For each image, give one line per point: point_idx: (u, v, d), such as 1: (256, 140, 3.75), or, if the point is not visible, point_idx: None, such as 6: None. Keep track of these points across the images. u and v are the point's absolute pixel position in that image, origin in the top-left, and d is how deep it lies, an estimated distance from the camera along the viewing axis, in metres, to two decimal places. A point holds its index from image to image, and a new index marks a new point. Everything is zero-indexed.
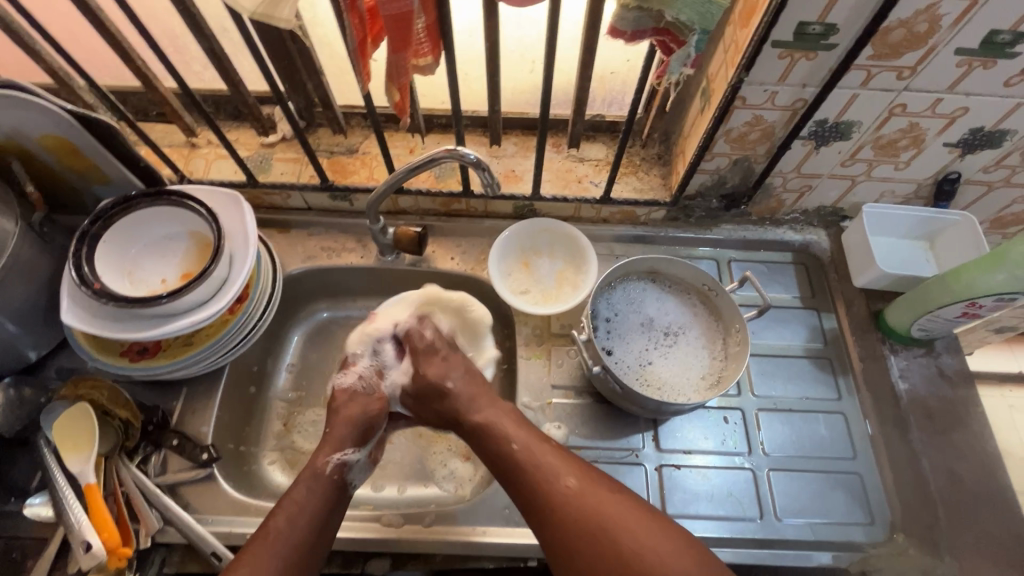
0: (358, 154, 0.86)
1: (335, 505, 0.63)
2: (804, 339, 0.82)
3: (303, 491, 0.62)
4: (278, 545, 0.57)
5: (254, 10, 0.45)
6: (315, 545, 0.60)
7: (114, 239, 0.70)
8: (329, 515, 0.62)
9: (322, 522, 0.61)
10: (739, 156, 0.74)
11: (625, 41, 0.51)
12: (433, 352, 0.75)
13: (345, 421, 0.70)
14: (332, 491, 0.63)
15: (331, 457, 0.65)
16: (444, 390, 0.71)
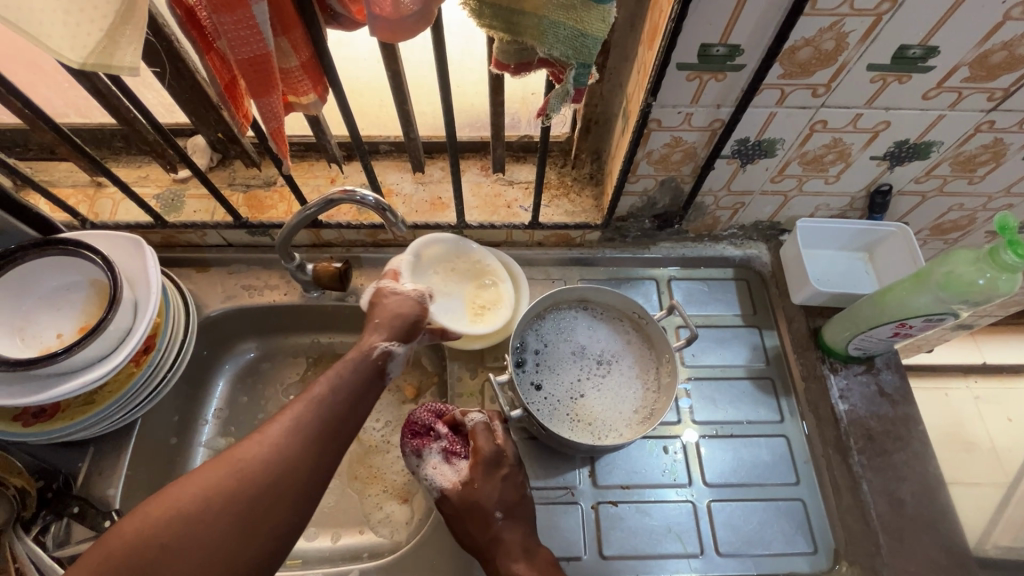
0: (276, 187, 0.81)
1: (373, 386, 0.59)
2: (746, 359, 0.79)
3: (345, 368, 0.58)
4: (314, 406, 0.55)
5: (84, 62, 0.39)
6: (346, 418, 0.56)
7: (0, 295, 0.66)
8: (365, 395, 0.58)
9: (360, 400, 0.58)
10: (665, 176, 0.71)
11: (512, 74, 0.47)
12: (489, 468, 0.67)
13: (390, 314, 0.63)
14: (372, 374, 0.59)
15: (378, 340, 0.61)
16: (493, 521, 0.64)
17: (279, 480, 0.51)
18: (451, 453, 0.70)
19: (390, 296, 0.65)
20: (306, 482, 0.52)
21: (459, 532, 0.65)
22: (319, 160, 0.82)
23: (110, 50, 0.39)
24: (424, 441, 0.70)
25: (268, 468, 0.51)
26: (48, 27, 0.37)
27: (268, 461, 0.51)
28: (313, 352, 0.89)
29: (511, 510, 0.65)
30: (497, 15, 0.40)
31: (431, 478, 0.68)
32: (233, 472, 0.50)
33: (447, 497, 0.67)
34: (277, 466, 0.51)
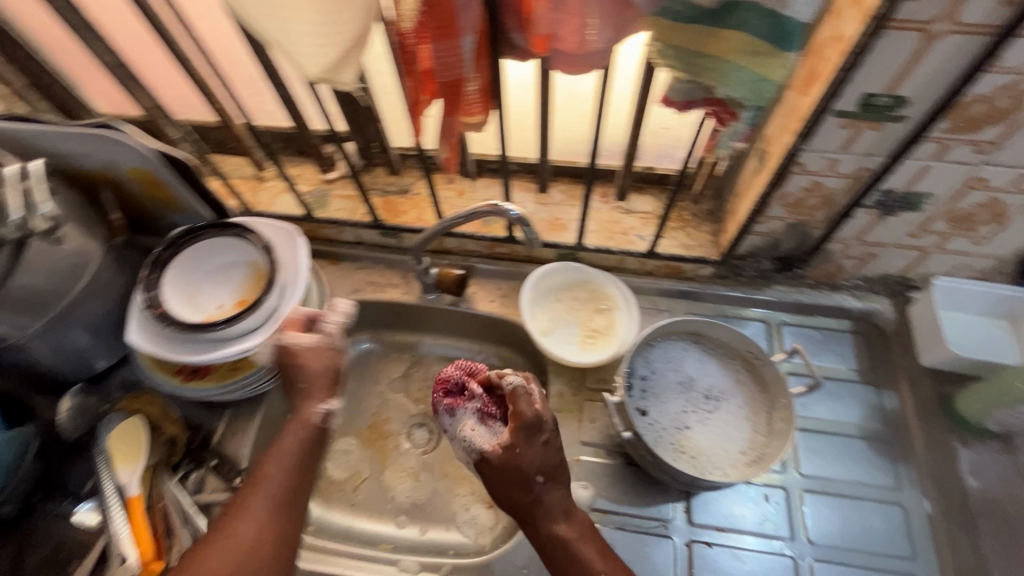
0: (410, 195, 0.89)
1: (316, 448, 0.64)
2: (861, 417, 0.76)
3: (292, 438, 0.62)
4: (263, 485, 0.58)
5: (319, 76, 0.48)
6: (296, 489, 0.60)
7: (180, 265, 0.76)
8: (309, 461, 0.62)
9: (308, 466, 0.62)
10: (795, 220, 0.71)
11: (677, 109, 0.51)
12: (529, 436, 0.59)
13: (312, 373, 0.66)
14: (313, 436, 0.63)
15: (315, 404, 0.65)
16: (534, 486, 0.59)
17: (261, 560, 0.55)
18: (486, 416, 0.65)
19: (303, 349, 0.67)
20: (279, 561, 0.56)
21: (499, 495, 0.60)
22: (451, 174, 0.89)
23: (340, 69, 0.47)
24: (457, 400, 0.67)
25: (253, 548, 0.55)
26: (302, 45, 0.45)
27: (249, 542, 0.55)
28: (418, 350, 0.95)
29: (552, 474, 0.59)
30: (677, 56, 0.44)
31: (467, 438, 0.63)
32: (214, 564, 0.52)
33: (486, 459, 0.60)
34: (252, 548, 0.55)
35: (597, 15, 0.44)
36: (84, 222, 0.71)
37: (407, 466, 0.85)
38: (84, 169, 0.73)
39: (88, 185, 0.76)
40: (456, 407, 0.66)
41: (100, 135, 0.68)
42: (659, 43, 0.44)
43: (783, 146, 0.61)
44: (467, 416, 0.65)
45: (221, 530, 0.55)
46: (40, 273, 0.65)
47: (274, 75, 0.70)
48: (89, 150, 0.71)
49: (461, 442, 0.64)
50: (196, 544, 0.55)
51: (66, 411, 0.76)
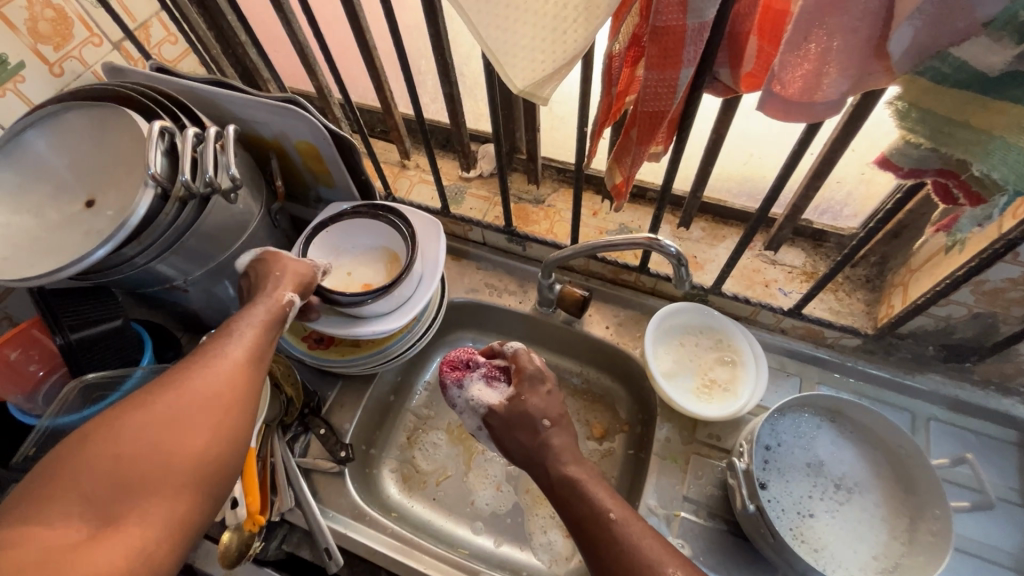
0: (544, 206, 0.88)
1: (272, 328, 0.59)
2: (1019, 548, 0.65)
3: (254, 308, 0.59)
4: (219, 340, 0.54)
5: (522, 87, 0.46)
6: (256, 357, 0.55)
7: (334, 229, 0.80)
8: (265, 335, 0.58)
9: (261, 343, 0.57)
10: (983, 310, 0.62)
11: (897, 175, 0.45)
12: (530, 388, 0.65)
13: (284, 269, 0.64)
14: (272, 312, 0.60)
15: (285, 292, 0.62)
16: (541, 430, 0.62)
17: (205, 420, 0.47)
18: (491, 378, 0.66)
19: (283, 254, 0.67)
20: (223, 431, 0.48)
21: (509, 448, 0.64)
22: (589, 192, 0.87)
23: (546, 83, 0.45)
24: (462, 371, 0.67)
25: (196, 402, 0.47)
26: (518, 56, 0.44)
27: (196, 392, 0.48)
28: None
29: (558, 420, 0.63)
30: (928, 122, 0.39)
31: (475, 397, 0.65)
32: (159, 400, 0.46)
33: (494, 413, 0.64)
34: (204, 403, 0.48)
35: (840, 66, 0.40)
36: (253, 185, 0.77)
37: (491, 474, 0.85)
38: (259, 137, 0.79)
39: (260, 151, 0.83)
40: (461, 379, 0.66)
41: (282, 108, 0.72)
42: (904, 104, 0.39)
43: (997, 230, 0.54)
44: (468, 383, 0.66)
45: (180, 375, 0.49)
46: (213, 226, 0.70)
47: (447, 72, 0.72)
48: (269, 120, 0.75)
49: (470, 407, 0.66)
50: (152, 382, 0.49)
51: None
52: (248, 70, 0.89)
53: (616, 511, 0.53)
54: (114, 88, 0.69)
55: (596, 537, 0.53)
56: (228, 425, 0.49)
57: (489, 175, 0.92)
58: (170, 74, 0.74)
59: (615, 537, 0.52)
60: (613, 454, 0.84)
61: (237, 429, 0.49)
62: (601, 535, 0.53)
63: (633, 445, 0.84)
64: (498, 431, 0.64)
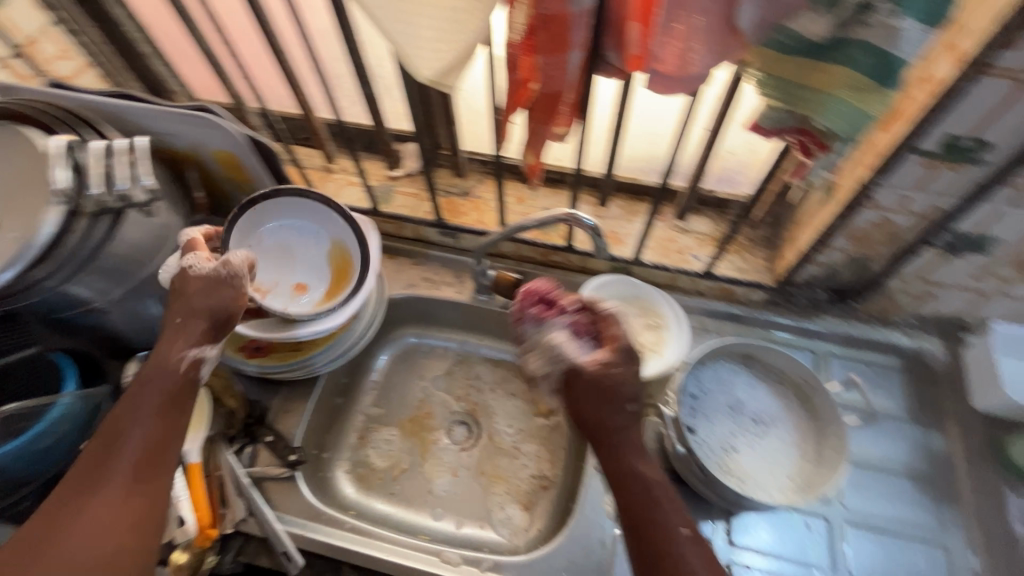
0: (472, 197, 0.91)
1: (174, 401, 0.56)
2: (907, 455, 0.75)
3: (150, 381, 0.56)
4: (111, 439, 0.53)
5: (429, 79, 0.50)
6: (155, 445, 0.54)
7: (261, 209, 0.77)
8: (167, 415, 0.55)
9: (160, 425, 0.54)
10: (857, 253, 0.72)
11: (763, 136, 0.52)
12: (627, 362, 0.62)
13: (192, 308, 0.58)
14: (167, 385, 0.56)
15: (185, 351, 0.57)
16: (626, 411, 0.60)
17: (98, 552, 0.48)
18: (578, 326, 0.70)
19: (195, 281, 0.59)
20: (120, 551, 0.49)
21: (586, 413, 0.61)
22: (513, 180, 0.91)
23: (450, 73, 0.49)
24: (547, 313, 0.71)
25: (88, 533, 0.48)
26: (421, 48, 0.47)
27: (87, 522, 0.49)
28: (463, 349, 0.97)
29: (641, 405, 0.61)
30: (781, 86, 0.46)
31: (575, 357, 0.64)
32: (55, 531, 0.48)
33: (580, 372, 0.62)
34: (94, 531, 0.48)
35: (703, 43, 0.45)
36: (171, 198, 0.75)
37: (446, 461, 0.87)
38: (173, 150, 0.78)
39: (175, 164, 0.81)
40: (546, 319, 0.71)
41: (196, 117, 0.72)
42: (763, 73, 0.46)
43: (856, 180, 0.62)
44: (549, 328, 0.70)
45: (74, 498, 0.50)
46: (130, 242, 0.68)
47: (363, 72, 0.74)
48: (182, 131, 0.75)
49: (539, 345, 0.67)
50: (48, 503, 0.50)
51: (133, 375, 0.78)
52: (154, 83, 0.87)
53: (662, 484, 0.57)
54: (9, 106, 0.66)
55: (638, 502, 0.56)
56: (127, 542, 0.49)
57: (415, 172, 0.94)
58: (69, 90, 0.72)
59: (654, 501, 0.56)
60: (561, 425, 0.89)
61: (135, 550, 0.50)
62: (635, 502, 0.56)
63: None
64: (585, 396, 0.61)
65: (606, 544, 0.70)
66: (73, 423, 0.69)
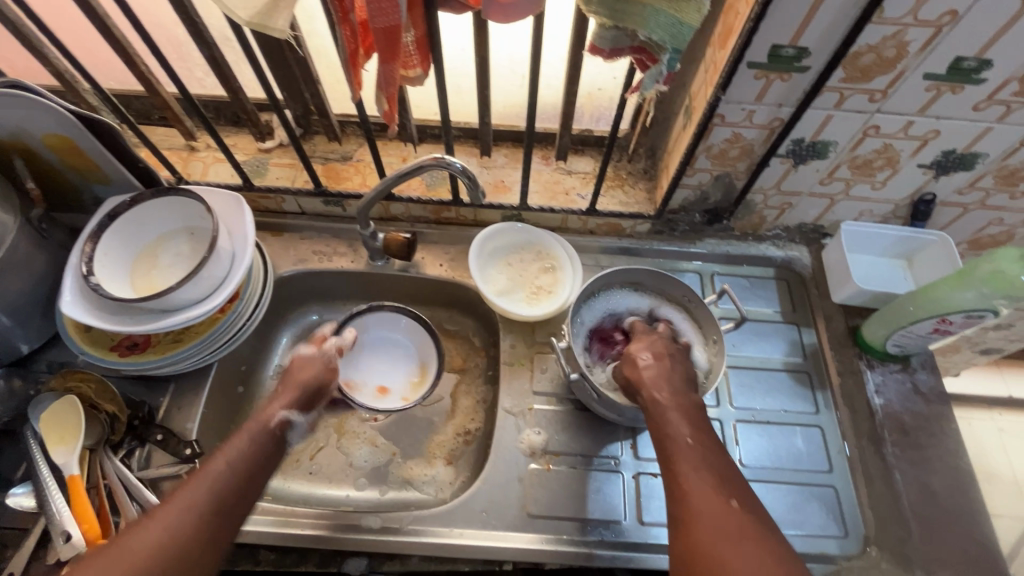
0: (352, 161, 0.88)
1: (268, 457, 0.62)
2: (784, 352, 0.83)
3: (242, 438, 0.61)
4: (207, 478, 0.55)
5: (249, 19, 0.46)
6: (247, 487, 0.58)
7: (124, 227, 0.74)
8: (261, 465, 0.60)
9: (255, 471, 0.59)
10: (720, 171, 0.76)
11: (604, 58, 0.53)
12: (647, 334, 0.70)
13: (296, 381, 0.69)
14: (269, 444, 0.62)
15: (277, 412, 0.65)
16: (640, 362, 0.66)
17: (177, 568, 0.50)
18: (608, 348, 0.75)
19: (294, 363, 0.72)
20: None
21: (646, 398, 0.62)
22: (393, 140, 0.88)
23: (272, 13, 0.46)
24: (606, 347, 0.75)
25: (174, 556, 0.50)
26: None
27: (171, 547, 0.50)
28: None
29: (659, 355, 0.66)
30: (604, 2, 0.46)
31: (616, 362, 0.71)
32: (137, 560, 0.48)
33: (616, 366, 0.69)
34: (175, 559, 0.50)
35: None
36: None
37: (363, 432, 0.86)
38: None
39: None
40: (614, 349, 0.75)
41: (8, 95, 0.63)
42: None
43: (705, 99, 0.66)
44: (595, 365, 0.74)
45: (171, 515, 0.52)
46: None
47: (200, 32, 0.68)
48: None
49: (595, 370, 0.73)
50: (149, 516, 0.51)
51: None
52: None
53: (706, 441, 0.57)
54: None
55: (711, 475, 0.54)
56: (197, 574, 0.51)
57: (289, 142, 0.89)
58: None
59: (720, 475, 0.54)
60: (475, 379, 0.90)
61: None
62: (725, 473, 0.54)
63: (489, 366, 0.90)
64: (646, 380, 0.63)
65: (522, 480, 0.72)
66: None
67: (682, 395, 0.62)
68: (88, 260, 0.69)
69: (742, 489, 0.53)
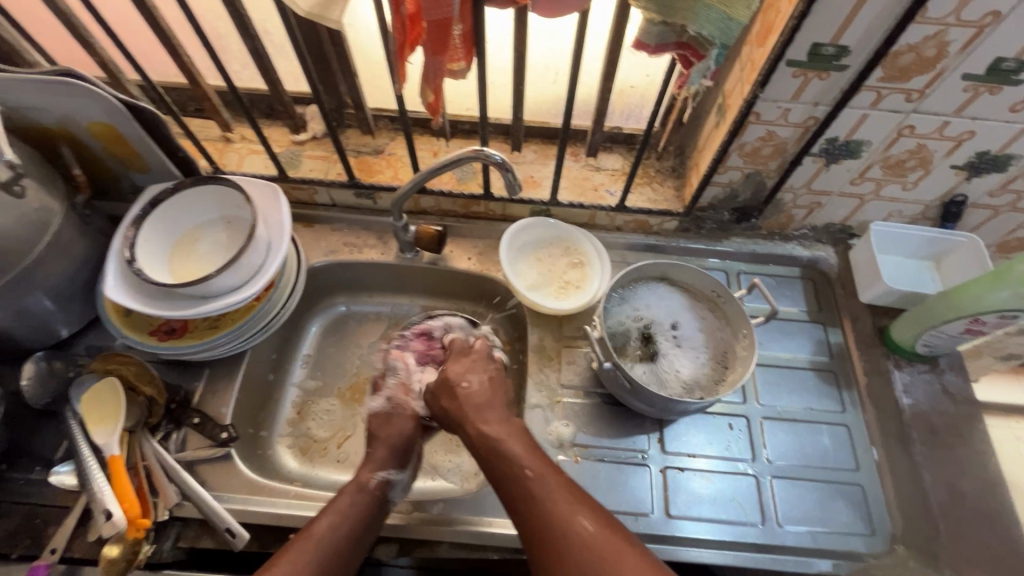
0: (384, 155, 0.89)
1: (373, 519, 0.64)
2: (810, 351, 0.83)
3: (350, 502, 0.64)
4: (317, 546, 0.58)
5: (307, 10, 0.47)
6: (352, 552, 0.61)
7: (165, 215, 0.75)
8: (365, 529, 0.63)
9: (359, 536, 0.62)
10: (751, 170, 0.77)
11: (648, 53, 0.54)
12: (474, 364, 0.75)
13: (386, 442, 0.72)
14: (373, 507, 0.65)
15: (375, 474, 0.68)
16: (457, 393, 0.71)
17: None
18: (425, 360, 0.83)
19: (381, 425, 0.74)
20: None
21: (473, 429, 0.67)
22: (425, 135, 0.89)
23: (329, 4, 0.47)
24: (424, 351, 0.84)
25: None
26: None
27: None
28: (396, 313, 0.96)
29: (471, 387, 0.71)
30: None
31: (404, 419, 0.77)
32: None
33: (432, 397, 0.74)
34: None
35: None
36: (45, 177, 0.69)
37: None
38: (39, 125, 0.70)
39: (46, 143, 0.74)
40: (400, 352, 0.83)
41: (59, 83, 0.65)
42: None
43: (741, 96, 0.67)
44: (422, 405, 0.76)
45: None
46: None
47: (245, 24, 0.69)
48: (46, 102, 0.67)
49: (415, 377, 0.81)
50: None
51: (30, 377, 0.72)
52: None
53: (537, 472, 0.59)
54: None
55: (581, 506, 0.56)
56: None
57: (322, 135, 0.90)
58: None
59: (575, 509, 0.56)
60: None
61: None
62: (548, 505, 0.56)
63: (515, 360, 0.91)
64: (438, 396, 0.73)
65: None
66: None
67: (515, 423, 0.66)
68: (131, 245, 0.71)
69: (593, 514, 0.55)
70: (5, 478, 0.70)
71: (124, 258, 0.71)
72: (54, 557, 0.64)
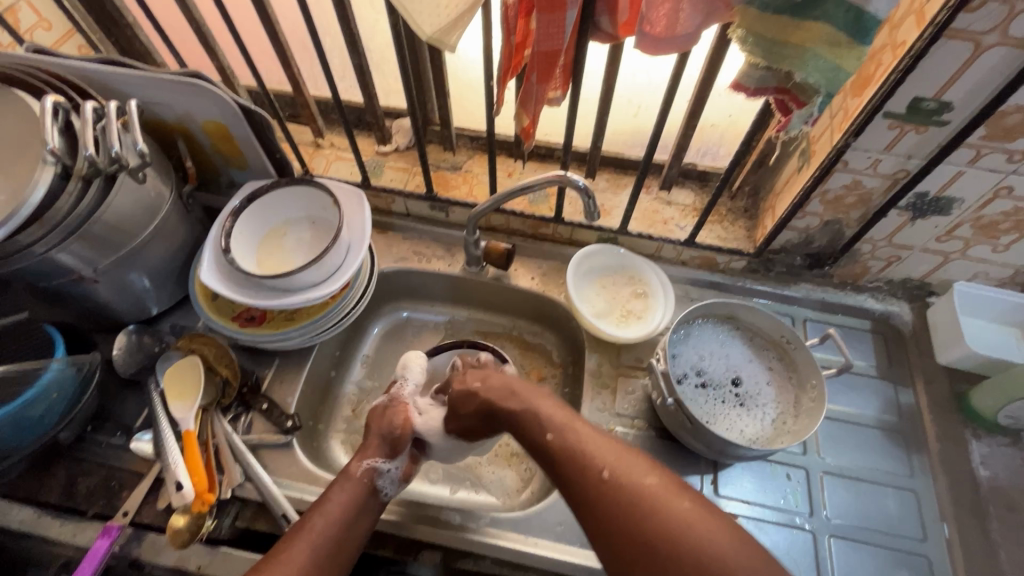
0: (461, 171, 0.93)
1: (365, 508, 0.65)
2: (878, 409, 0.80)
3: (339, 493, 0.64)
4: (311, 536, 0.60)
5: (430, 35, 0.50)
6: (345, 540, 0.62)
7: (259, 211, 0.81)
8: (358, 516, 0.64)
9: (351, 526, 0.63)
10: (831, 217, 0.76)
11: (745, 95, 0.55)
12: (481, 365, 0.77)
13: (377, 433, 0.72)
14: (364, 495, 0.65)
15: (364, 461, 0.68)
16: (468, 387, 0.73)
17: None
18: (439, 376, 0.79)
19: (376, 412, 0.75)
20: None
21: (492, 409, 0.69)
22: (504, 156, 0.93)
23: (451, 30, 0.50)
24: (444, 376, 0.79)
25: None
26: (420, 4, 0.49)
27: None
28: (452, 323, 0.99)
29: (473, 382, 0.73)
30: (763, 44, 0.49)
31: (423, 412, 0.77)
32: None
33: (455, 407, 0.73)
34: None
35: (690, 2, 0.47)
36: (163, 167, 0.75)
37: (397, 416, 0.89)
38: (161, 120, 0.77)
39: (165, 136, 0.81)
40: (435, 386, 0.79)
41: (187, 83, 0.71)
42: (742, 30, 0.48)
43: (830, 144, 0.66)
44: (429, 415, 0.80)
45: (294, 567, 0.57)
46: (121, 211, 0.67)
47: (355, 42, 0.74)
48: (171, 100, 0.74)
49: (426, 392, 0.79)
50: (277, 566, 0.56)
51: (121, 347, 0.78)
52: (138, 54, 0.85)
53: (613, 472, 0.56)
54: None
55: (607, 450, 0.58)
56: None
57: (405, 148, 0.95)
58: (52, 56, 0.70)
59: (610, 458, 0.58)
60: (551, 393, 0.91)
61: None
62: (578, 457, 0.59)
63: (566, 383, 0.91)
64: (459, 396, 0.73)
65: None
66: (63, 391, 0.70)
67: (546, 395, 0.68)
68: (227, 236, 0.76)
69: (618, 457, 0.57)
70: (89, 441, 0.75)
71: (218, 247, 0.76)
72: (126, 520, 0.69)
